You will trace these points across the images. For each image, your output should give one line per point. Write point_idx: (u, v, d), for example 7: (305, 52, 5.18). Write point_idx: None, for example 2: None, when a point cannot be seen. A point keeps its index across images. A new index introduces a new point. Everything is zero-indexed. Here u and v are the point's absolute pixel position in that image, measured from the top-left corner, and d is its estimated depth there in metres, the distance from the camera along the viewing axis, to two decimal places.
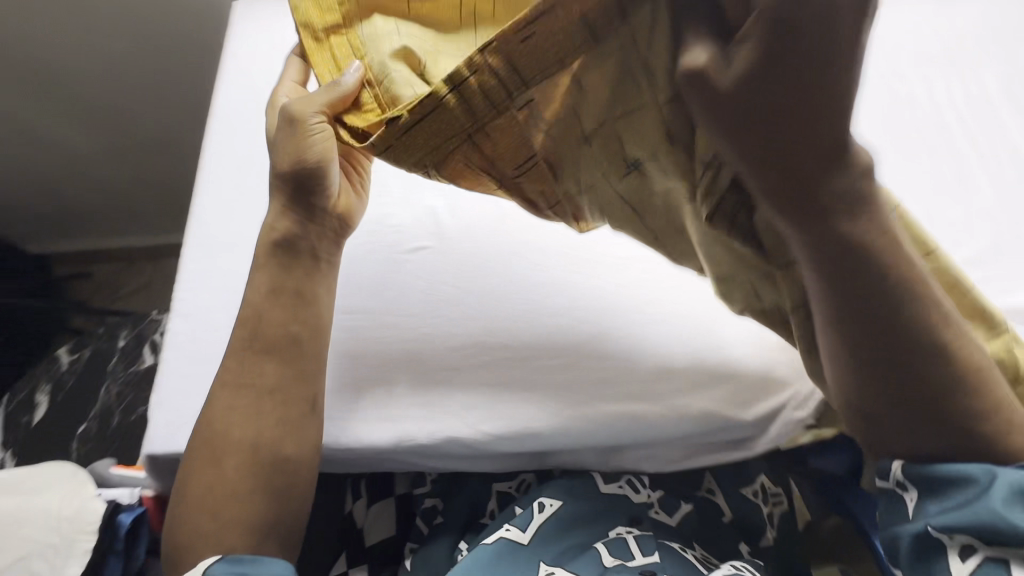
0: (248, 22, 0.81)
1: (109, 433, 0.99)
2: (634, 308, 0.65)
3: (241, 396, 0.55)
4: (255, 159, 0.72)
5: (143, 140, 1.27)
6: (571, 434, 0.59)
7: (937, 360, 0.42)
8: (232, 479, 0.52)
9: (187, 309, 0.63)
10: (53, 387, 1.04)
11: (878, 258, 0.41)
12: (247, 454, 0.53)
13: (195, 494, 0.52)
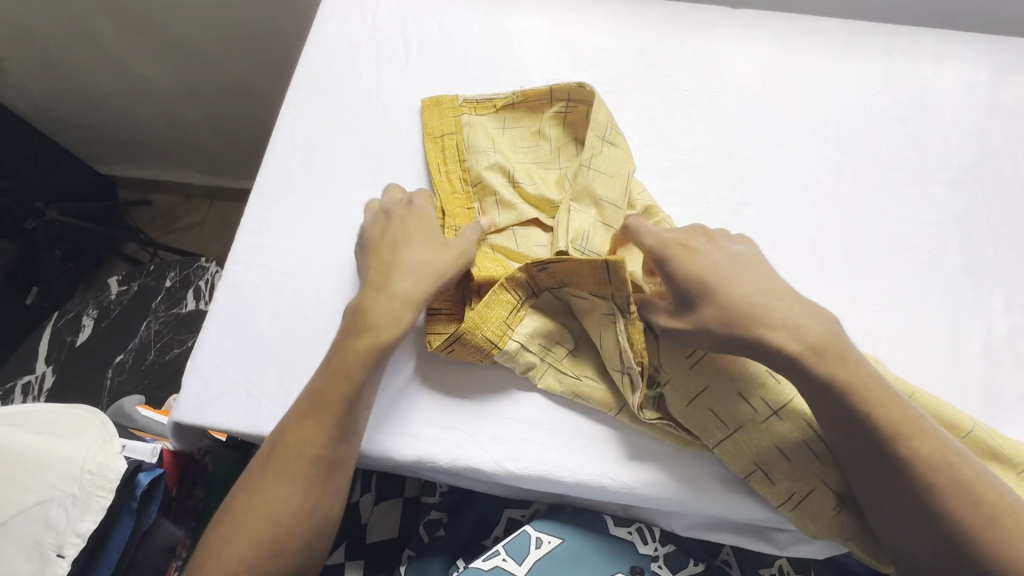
0: None
1: (144, 367, 1.02)
2: None
3: (293, 442, 0.51)
4: (324, 138, 0.70)
5: (219, 87, 1.28)
6: (588, 487, 0.56)
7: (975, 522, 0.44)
8: (270, 529, 0.49)
9: (235, 281, 0.63)
10: (99, 314, 1.08)
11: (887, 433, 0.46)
12: (290, 534, 0.49)
13: (231, 541, 0.49)
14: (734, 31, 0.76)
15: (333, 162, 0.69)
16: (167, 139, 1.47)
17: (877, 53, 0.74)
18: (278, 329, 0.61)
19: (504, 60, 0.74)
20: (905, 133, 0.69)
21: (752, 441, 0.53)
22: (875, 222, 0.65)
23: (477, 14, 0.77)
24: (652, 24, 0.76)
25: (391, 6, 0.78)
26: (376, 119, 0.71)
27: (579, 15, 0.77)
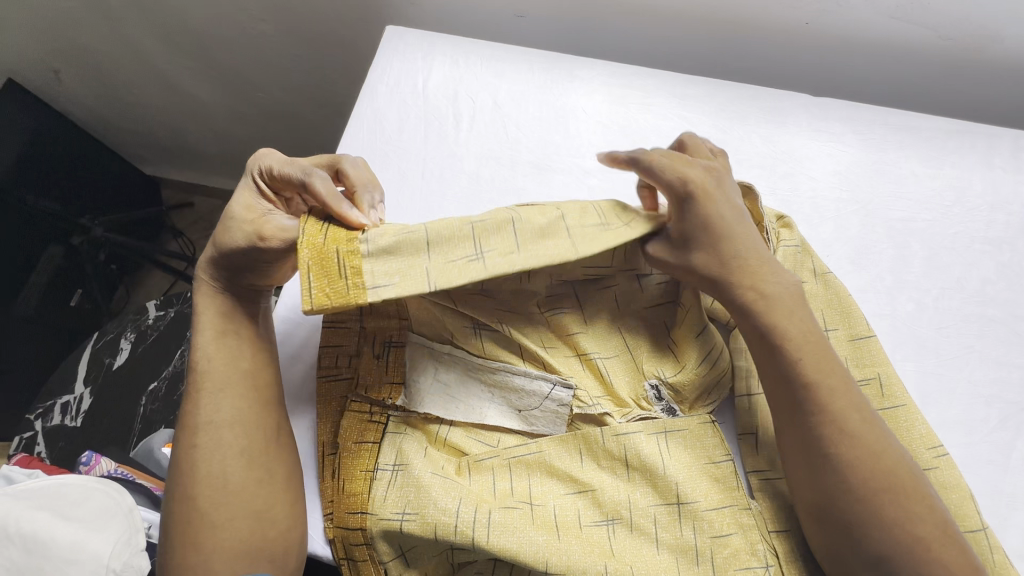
0: (394, 53, 0.75)
1: (175, 398, 1.03)
2: (671, 468, 0.53)
3: (202, 430, 0.50)
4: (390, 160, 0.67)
5: (266, 111, 1.27)
6: None
7: (844, 423, 0.46)
8: (214, 511, 0.48)
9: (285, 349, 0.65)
10: (135, 338, 1.09)
11: (782, 366, 0.48)
12: (233, 502, 0.49)
13: (185, 531, 0.48)
14: (814, 124, 0.69)
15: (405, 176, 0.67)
16: (212, 150, 1.47)
17: (974, 162, 0.67)
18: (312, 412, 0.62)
19: (558, 145, 0.69)
20: (998, 260, 0.63)
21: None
22: (955, 362, 0.59)
23: (536, 90, 0.72)
24: (723, 110, 0.70)
25: (445, 73, 0.74)
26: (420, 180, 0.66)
27: (646, 97, 0.72)
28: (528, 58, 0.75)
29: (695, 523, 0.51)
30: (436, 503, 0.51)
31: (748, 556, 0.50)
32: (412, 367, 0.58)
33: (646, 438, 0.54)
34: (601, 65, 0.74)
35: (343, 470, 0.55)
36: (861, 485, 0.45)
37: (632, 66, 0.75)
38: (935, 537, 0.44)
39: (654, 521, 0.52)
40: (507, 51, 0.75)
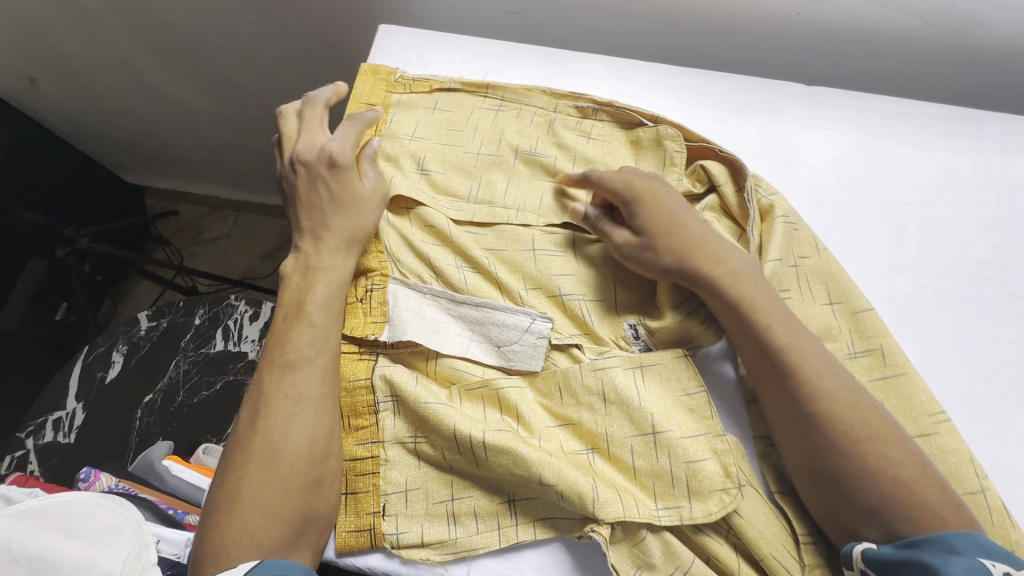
0: (387, 51, 0.74)
1: (173, 409, 1.02)
2: (657, 403, 0.55)
3: (295, 403, 0.53)
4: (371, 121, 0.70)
5: (253, 116, 1.25)
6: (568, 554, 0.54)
7: (822, 383, 0.50)
8: (289, 480, 0.51)
9: None
10: (128, 350, 1.07)
11: (764, 343, 0.53)
12: (309, 472, 0.52)
13: (259, 491, 0.50)
14: (809, 112, 0.70)
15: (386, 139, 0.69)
16: (198, 156, 1.44)
17: (965, 144, 0.68)
18: None
19: (559, 135, 0.69)
20: (991, 240, 0.64)
21: (752, 518, 0.52)
22: (954, 341, 0.60)
23: (536, 84, 0.72)
24: (720, 101, 0.71)
25: (443, 72, 0.73)
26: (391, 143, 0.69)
27: (644, 90, 0.71)
28: (524, 53, 0.74)
29: (670, 450, 0.54)
30: (439, 429, 0.55)
31: (721, 478, 0.52)
32: (395, 304, 0.61)
33: (622, 372, 0.57)
34: (597, 58, 0.74)
35: (345, 408, 0.58)
36: (842, 438, 0.49)
37: (628, 60, 0.74)
38: (916, 479, 0.47)
39: (630, 450, 0.55)
40: (502, 46, 0.75)
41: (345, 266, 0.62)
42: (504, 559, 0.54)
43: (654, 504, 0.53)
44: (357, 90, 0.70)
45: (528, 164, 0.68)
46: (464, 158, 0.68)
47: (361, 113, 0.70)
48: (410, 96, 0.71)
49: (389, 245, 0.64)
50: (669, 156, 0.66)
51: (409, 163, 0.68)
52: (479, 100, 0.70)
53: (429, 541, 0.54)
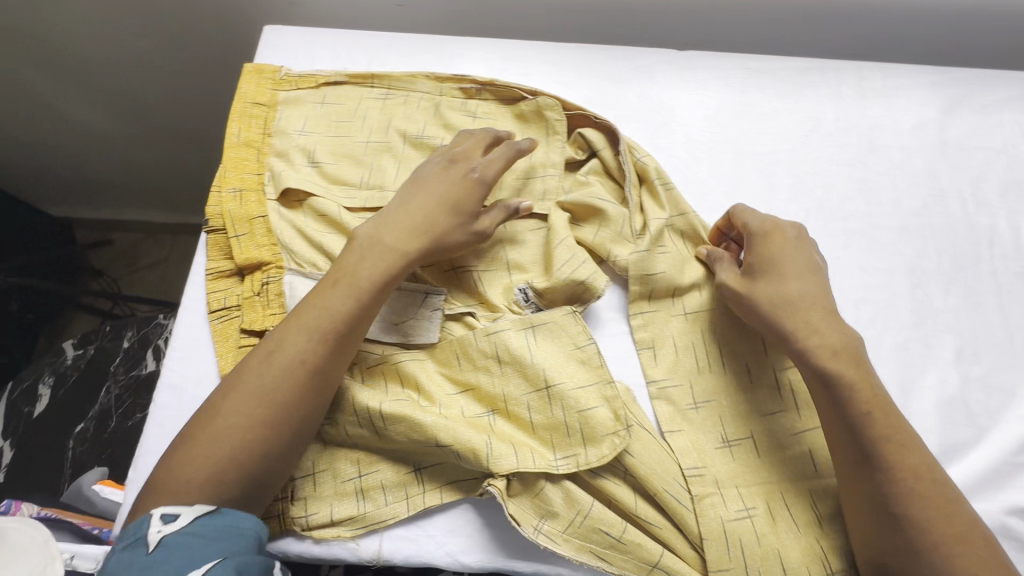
0: (273, 53, 0.75)
1: (106, 436, 0.99)
2: (549, 359, 0.58)
3: (310, 375, 0.52)
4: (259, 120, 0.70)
5: (169, 133, 1.24)
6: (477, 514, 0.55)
7: (838, 366, 0.52)
8: (273, 445, 0.50)
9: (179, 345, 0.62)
10: (55, 381, 1.04)
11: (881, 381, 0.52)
12: (293, 441, 0.52)
13: (239, 442, 0.49)
14: (682, 75, 0.74)
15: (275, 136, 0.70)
16: (120, 183, 1.42)
17: (825, 92, 0.73)
18: None
19: (446, 118, 0.71)
20: (854, 178, 0.69)
21: (643, 455, 0.55)
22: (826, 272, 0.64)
23: (422, 72, 0.74)
24: (598, 72, 0.74)
25: (330, 68, 0.75)
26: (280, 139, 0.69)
27: (526, 68, 0.74)
28: (409, 43, 0.76)
29: (563, 402, 0.56)
30: (340, 408, 0.56)
31: (612, 422, 0.55)
32: (292, 295, 0.61)
33: (515, 334, 0.59)
34: (481, 42, 0.76)
35: None
36: (871, 425, 0.49)
37: (510, 41, 0.77)
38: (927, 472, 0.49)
39: (527, 406, 0.57)
40: (387, 38, 0.76)
41: (238, 260, 0.62)
42: (415, 527, 0.55)
43: (553, 455, 0.55)
44: (242, 93, 0.71)
45: (417, 147, 0.69)
46: (354, 147, 0.69)
47: (248, 114, 0.70)
48: (297, 93, 0.72)
49: (283, 237, 0.64)
50: (550, 126, 0.69)
51: (299, 157, 0.68)
52: (365, 91, 0.72)
53: (339, 518, 0.55)
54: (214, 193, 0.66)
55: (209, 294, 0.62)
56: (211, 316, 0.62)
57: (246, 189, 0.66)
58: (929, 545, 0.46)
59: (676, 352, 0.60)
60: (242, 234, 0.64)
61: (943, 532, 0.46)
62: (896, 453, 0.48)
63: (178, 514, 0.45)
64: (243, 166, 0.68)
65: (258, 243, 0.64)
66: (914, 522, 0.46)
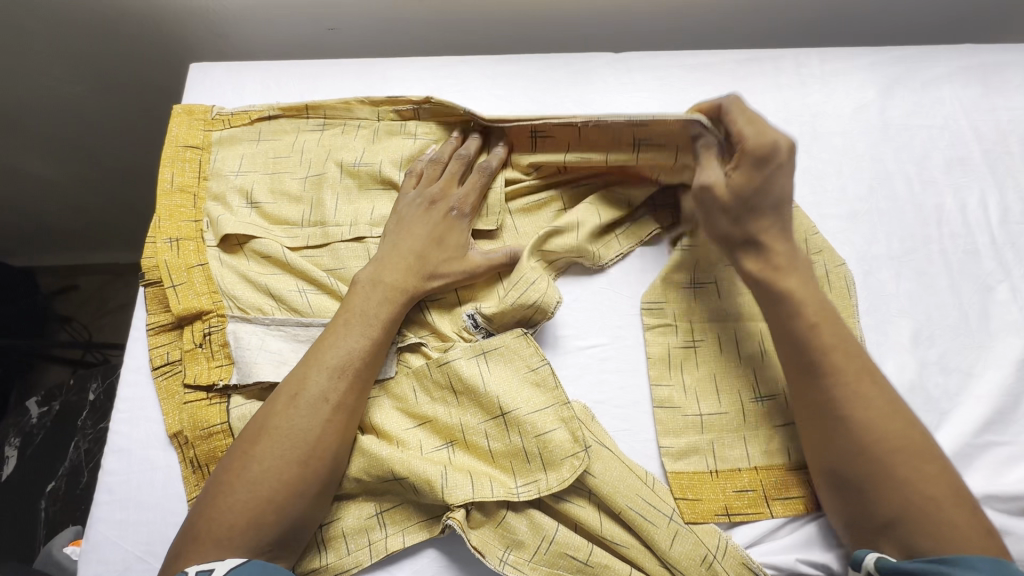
0: (203, 92, 0.73)
1: (78, 492, 0.97)
2: (503, 385, 0.56)
3: (331, 411, 0.52)
4: (191, 164, 0.68)
5: (117, 174, 1.21)
6: (443, 550, 0.54)
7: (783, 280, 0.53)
8: (305, 487, 0.50)
9: (125, 405, 0.60)
10: (20, 443, 1.02)
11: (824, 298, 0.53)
12: (324, 481, 0.51)
13: (270, 488, 0.49)
14: (620, 78, 0.73)
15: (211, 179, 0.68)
16: (76, 229, 1.38)
17: (765, 83, 0.72)
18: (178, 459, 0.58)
19: (384, 142, 0.69)
20: (799, 168, 0.68)
21: (604, 475, 0.53)
22: None
23: (356, 97, 0.72)
24: (536, 82, 0.73)
25: (262, 102, 0.73)
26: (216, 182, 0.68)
27: (463, 85, 0.73)
28: (342, 68, 0.74)
29: (520, 427, 0.55)
30: None
31: (571, 444, 0.54)
32: (237, 345, 0.59)
33: (466, 361, 0.57)
34: (415, 60, 0.75)
35: (201, 457, 0.57)
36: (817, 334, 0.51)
37: (445, 57, 0.76)
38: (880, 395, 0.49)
39: (485, 435, 0.55)
40: (319, 64, 0.75)
41: (177, 312, 0.61)
42: (380, 572, 0.54)
43: (514, 482, 0.54)
44: (173, 137, 0.69)
45: (356, 175, 0.67)
46: (292, 183, 0.67)
47: (181, 159, 0.68)
48: (230, 132, 0.70)
49: (223, 284, 0.62)
50: (491, 143, 0.68)
51: (236, 198, 0.67)
52: (300, 123, 0.70)
53: (304, 570, 0.53)
54: (148, 244, 0.64)
55: (153, 349, 0.61)
56: (156, 373, 0.61)
57: (183, 237, 0.64)
58: (869, 462, 0.47)
59: (632, 363, 0.60)
60: (180, 284, 0.62)
61: (887, 439, 0.47)
62: (843, 361, 0.50)
63: (215, 567, 0.45)
64: (179, 213, 0.66)
65: (198, 291, 0.62)
66: (859, 424, 0.48)
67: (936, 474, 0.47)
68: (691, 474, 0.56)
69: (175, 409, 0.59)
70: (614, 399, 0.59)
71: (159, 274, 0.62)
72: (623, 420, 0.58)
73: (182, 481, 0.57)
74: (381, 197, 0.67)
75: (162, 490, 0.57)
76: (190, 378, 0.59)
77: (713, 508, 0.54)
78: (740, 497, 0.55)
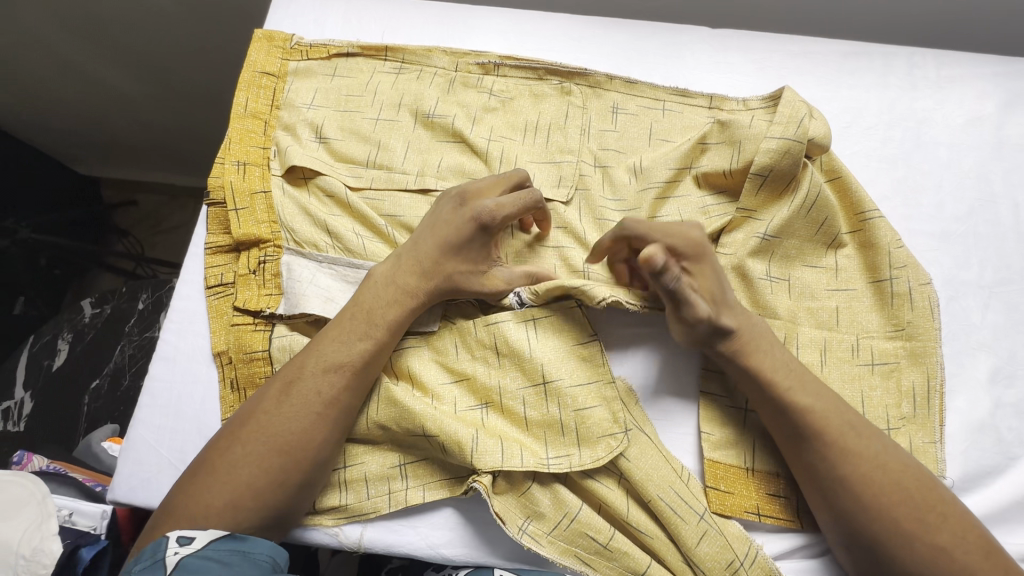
0: (284, 20, 0.73)
1: (118, 394, 1.02)
2: (549, 356, 0.55)
3: (323, 407, 0.51)
4: (267, 91, 0.68)
5: (188, 96, 1.23)
6: (464, 507, 0.54)
7: (783, 379, 0.50)
8: (287, 477, 0.49)
9: (177, 318, 0.62)
10: (72, 337, 1.07)
11: (847, 420, 0.49)
12: (307, 474, 0.50)
13: (253, 473, 0.48)
14: (713, 56, 0.69)
15: (284, 108, 0.68)
16: (142, 146, 1.42)
17: (871, 80, 0.67)
18: (221, 376, 0.59)
19: (460, 93, 0.67)
20: (894, 176, 0.63)
21: (638, 462, 0.52)
22: (852, 278, 0.59)
23: (436, 43, 0.70)
24: (623, 50, 0.69)
25: (342, 36, 0.72)
26: (288, 112, 0.67)
27: (547, 44, 0.70)
28: (426, 11, 0.72)
29: (559, 399, 0.54)
30: None
31: (609, 424, 0.53)
32: (289, 276, 0.60)
33: (514, 327, 0.56)
34: (500, 12, 0.72)
35: (241, 379, 0.58)
36: (831, 468, 0.48)
37: (531, 13, 0.73)
38: (908, 480, 0.48)
39: (522, 402, 0.55)
40: (402, 5, 0.73)
41: (237, 235, 0.61)
42: (400, 517, 0.54)
43: (546, 453, 0.53)
44: (252, 62, 0.69)
45: (427, 124, 0.66)
46: (363, 124, 0.66)
47: (257, 85, 0.68)
48: (308, 65, 0.70)
49: (283, 215, 0.62)
50: (569, 110, 0.66)
51: (306, 131, 0.66)
52: (377, 63, 0.69)
53: (324, 507, 0.54)
54: (217, 164, 0.64)
55: (208, 268, 0.63)
56: (207, 292, 0.62)
57: (252, 163, 0.64)
58: (905, 544, 0.46)
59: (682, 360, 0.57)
60: (243, 209, 0.62)
61: (899, 515, 0.46)
62: (829, 426, 0.49)
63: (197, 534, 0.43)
64: (249, 138, 0.66)
65: (258, 219, 0.62)
66: (863, 495, 0.47)
67: (962, 528, 0.46)
68: (728, 465, 0.54)
69: (224, 329, 0.60)
70: (656, 390, 0.57)
71: (225, 196, 0.63)
72: (661, 414, 0.56)
73: (220, 399, 0.59)
74: (449, 150, 0.65)
75: (203, 402, 0.59)
76: (240, 300, 0.60)
77: (745, 504, 0.53)
78: (772, 501, 0.53)
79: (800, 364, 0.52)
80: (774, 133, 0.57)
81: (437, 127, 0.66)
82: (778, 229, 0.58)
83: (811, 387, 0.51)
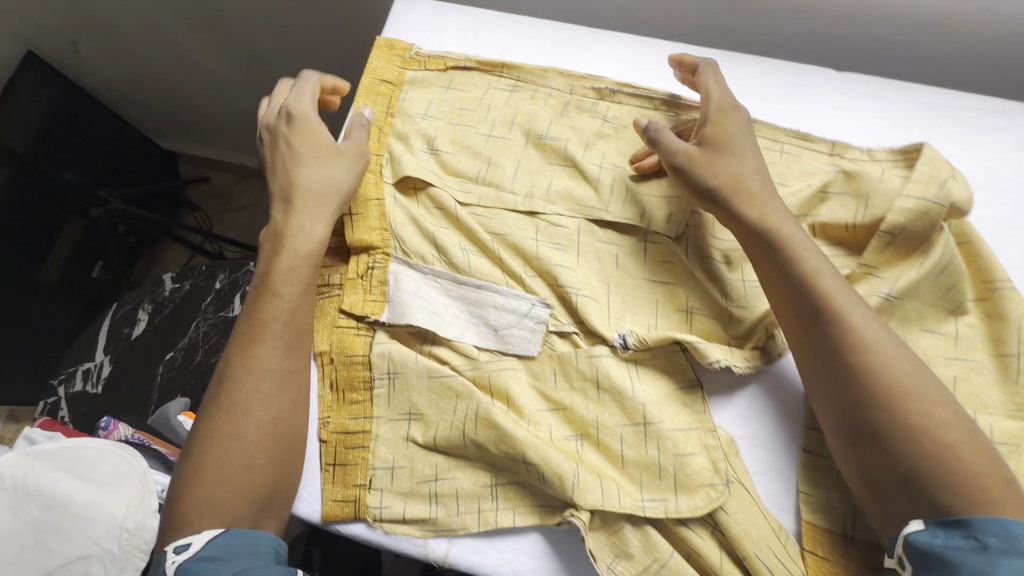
0: (404, 29, 0.74)
1: (190, 368, 1.05)
2: (651, 397, 0.55)
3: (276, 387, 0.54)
4: (383, 98, 0.69)
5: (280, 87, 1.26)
6: (550, 537, 0.54)
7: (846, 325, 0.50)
8: (258, 461, 0.51)
9: None
10: (152, 309, 1.11)
11: (908, 380, 0.47)
12: (275, 455, 0.53)
13: (224, 461, 0.51)
14: (838, 100, 0.66)
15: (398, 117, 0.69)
16: (226, 128, 1.46)
17: (1008, 140, 0.64)
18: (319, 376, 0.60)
19: (574, 116, 0.67)
20: None
21: (736, 517, 0.50)
22: (974, 348, 0.56)
23: (553, 64, 0.70)
24: (744, 86, 0.68)
25: (459, 49, 0.72)
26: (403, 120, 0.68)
27: (664, 74, 0.69)
28: (544, 30, 0.73)
29: (659, 442, 0.53)
30: (437, 410, 0.56)
31: (710, 473, 0.52)
32: (396, 285, 0.60)
33: (616, 363, 0.56)
34: (618, 37, 0.72)
35: (340, 382, 0.59)
36: (879, 422, 0.47)
37: (650, 41, 0.72)
38: (967, 454, 0.45)
39: (620, 439, 0.54)
40: (521, 22, 0.73)
41: (349, 239, 0.62)
42: (484, 538, 0.54)
43: (640, 495, 0.52)
44: (372, 68, 0.70)
45: (539, 146, 0.66)
46: (475, 139, 0.67)
47: (375, 91, 0.69)
48: (424, 75, 0.71)
49: (393, 223, 0.64)
50: None
51: (418, 141, 0.67)
52: (492, 80, 0.69)
53: (410, 519, 0.55)
54: None
55: None
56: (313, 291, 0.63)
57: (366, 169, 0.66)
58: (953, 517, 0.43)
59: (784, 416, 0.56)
60: (355, 214, 0.63)
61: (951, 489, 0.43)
62: (885, 383, 0.47)
63: (192, 540, 0.48)
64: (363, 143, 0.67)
65: (369, 225, 0.63)
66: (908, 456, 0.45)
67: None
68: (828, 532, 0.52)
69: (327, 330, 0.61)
70: (755, 443, 0.55)
71: None
72: (760, 467, 0.55)
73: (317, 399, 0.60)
74: (559, 172, 0.65)
75: None
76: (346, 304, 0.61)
77: None
78: None
79: (865, 313, 0.51)
80: (911, 192, 0.56)
81: (550, 149, 0.65)
82: (904, 291, 0.55)
83: (874, 339, 0.49)
